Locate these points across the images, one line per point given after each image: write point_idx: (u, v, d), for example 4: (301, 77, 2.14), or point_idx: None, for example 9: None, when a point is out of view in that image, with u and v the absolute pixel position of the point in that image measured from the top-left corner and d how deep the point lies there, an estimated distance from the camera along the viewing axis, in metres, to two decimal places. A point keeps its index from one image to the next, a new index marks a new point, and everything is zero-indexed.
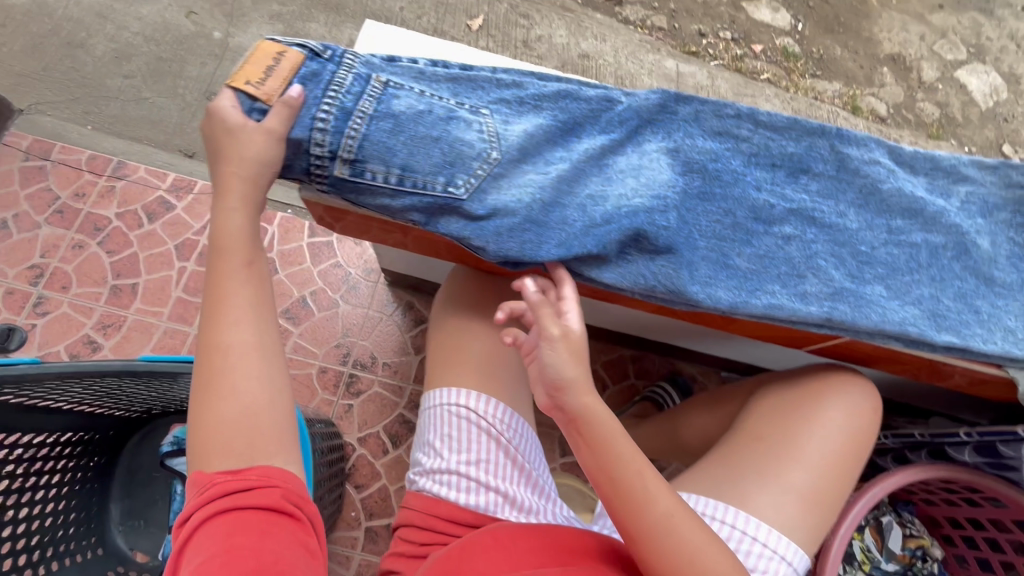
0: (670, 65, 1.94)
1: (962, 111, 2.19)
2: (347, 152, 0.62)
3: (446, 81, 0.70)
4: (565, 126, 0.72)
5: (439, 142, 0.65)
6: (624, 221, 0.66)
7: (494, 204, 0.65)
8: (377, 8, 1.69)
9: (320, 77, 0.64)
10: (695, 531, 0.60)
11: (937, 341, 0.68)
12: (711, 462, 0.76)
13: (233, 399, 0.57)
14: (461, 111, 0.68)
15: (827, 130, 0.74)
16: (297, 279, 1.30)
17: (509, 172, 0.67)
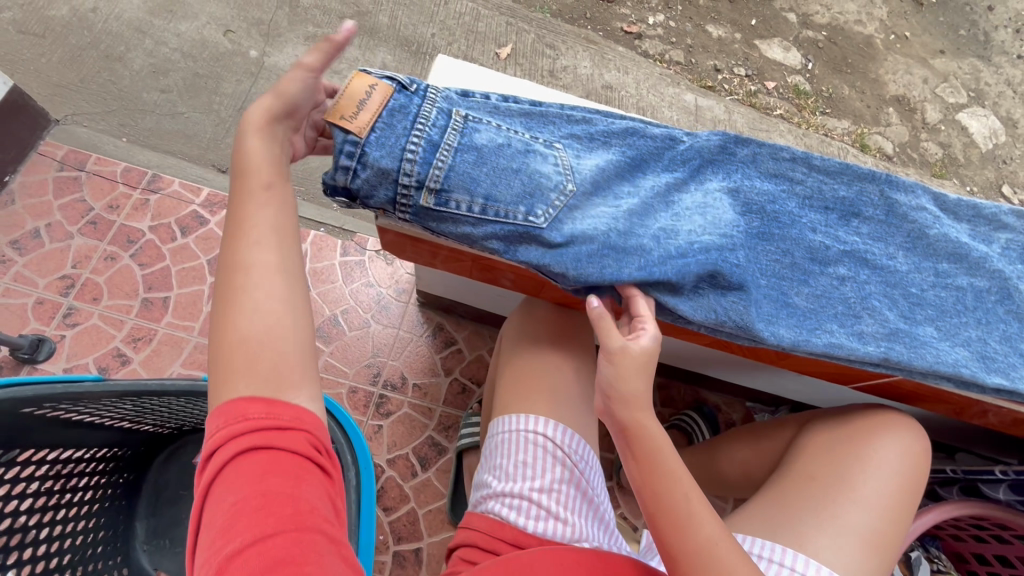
0: (688, 98, 2.00)
1: (964, 151, 2.27)
2: (434, 182, 0.64)
3: (520, 116, 0.72)
4: (633, 162, 0.74)
5: (519, 174, 0.67)
6: (696, 256, 0.68)
7: (572, 233, 0.67)
8: (409, 34, 1.74)
9: (407, 109, 0.66)
10: (740, 561, 0.58)
11: (988, 383, 0.70)
12: (767, 503, 0.77)
13: (254, 323, 0.56)
14: (537, 145, 0.70)
15: (878, 175, 0.77)
16: (329, 297, 1.31)
17: (584, 207, 0.70)
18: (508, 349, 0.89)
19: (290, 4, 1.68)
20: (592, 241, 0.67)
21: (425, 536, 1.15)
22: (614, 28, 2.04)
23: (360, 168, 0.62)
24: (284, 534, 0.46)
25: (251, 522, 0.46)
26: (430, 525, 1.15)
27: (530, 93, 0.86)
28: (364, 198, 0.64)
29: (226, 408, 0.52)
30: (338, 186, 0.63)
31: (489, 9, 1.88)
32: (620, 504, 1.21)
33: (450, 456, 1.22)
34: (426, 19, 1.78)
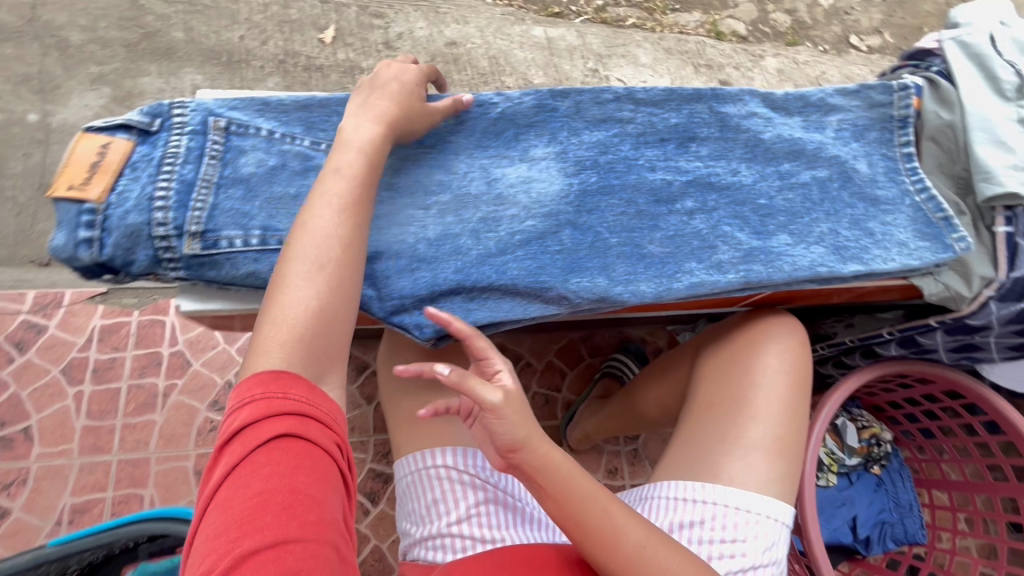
0: (538, 33, 1.89)
1: (809, 13, 2.32)
2: (195, 225, 0.55)
3: (297, 110, 0.63)
4: (436, 151, 0.67)
5: (299, 201, 0.59)
6: (518, 250, 0.64)
7: (376, 248, 0.62)
8: (214, 44, 1.53)
9: (150, 154, 0.57)
10: (671, 556, 0.61)
11: (846, 273, 0.71)
12: (677, 443, 0.80)
13: (309, 295, 0.53)
14: (319, 154, 0.62)
15: (703, 93, 0.74)
16: (216, 364, 1.20)
17: (389, 211, 0.63)
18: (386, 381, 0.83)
19: (57, 46, 1.44)
20: (401, 250, 0.62)
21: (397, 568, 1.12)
22: None
23: (105, 234, 0.53)
24: (303, 542, 0.44)
25: (274, 521, 0.44)
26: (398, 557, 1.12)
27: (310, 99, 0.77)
28: (126, 268, 0.55)
29: (267, 377, 0.50)
30: (87, 263, 0.53)
31: None
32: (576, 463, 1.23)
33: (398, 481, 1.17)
34: (228, 22, 1.56)
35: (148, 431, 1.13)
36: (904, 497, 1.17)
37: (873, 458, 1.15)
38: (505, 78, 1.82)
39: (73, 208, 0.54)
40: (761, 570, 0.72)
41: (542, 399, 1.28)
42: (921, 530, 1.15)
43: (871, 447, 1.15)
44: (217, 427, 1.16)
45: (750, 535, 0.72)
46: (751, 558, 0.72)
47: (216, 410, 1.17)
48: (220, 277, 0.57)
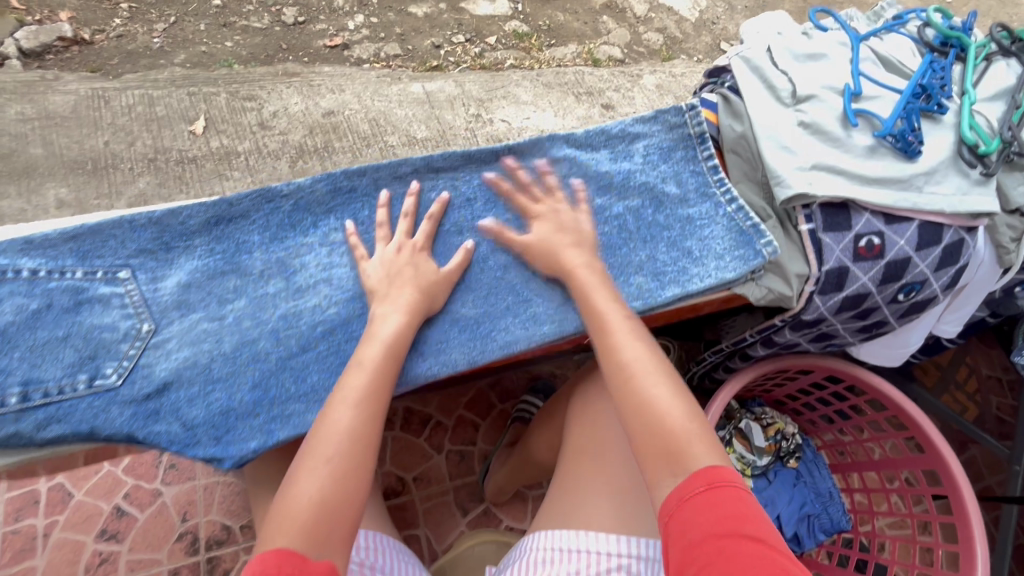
0: (416, 89, 1.92)
1: (678, 29, 2.49)
2: None
3: (67, 241, 0.61)
4: (229, 254, 0.66)
5: (69, 342, 0.58)
6: (320, 345, 0.64)
7: (163, 376, 0.59)
8: (77, 155, 1.50)
9: None
10: (660, 386, 0.60)
11: (663, 299, 0.73)
12: (553, 495, 0.82)
13: (324, 476, 0.53)
14: (95, 285, 0.61)
15: (501, 149, 0.77)
16: (101, 490, 1.13)
17: (178, 332, 0.62)
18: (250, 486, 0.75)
19: None
20: (192, 375, 0.60)
21: None
22: (317, 48, 1.99)
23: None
24: None
25: None
26: None
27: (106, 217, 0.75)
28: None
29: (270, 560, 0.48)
30: None
31: (162, 87, 1.68)
32: (502, 517, 1.21)
33: None
34: (90, 129, 1.55)
35: None
36: (824, 488, 1.15)
37: (783, 454, 1.15)
38: (389, 137, 1.83)
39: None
40: None
41: (457, 456, 1.25)
42: (846, 516, 1.13)
43: (778, 444, 1.15)
44: (108, 559, 1.08)
45: None
46: None
47: (105, 540, 1.09)
48: None
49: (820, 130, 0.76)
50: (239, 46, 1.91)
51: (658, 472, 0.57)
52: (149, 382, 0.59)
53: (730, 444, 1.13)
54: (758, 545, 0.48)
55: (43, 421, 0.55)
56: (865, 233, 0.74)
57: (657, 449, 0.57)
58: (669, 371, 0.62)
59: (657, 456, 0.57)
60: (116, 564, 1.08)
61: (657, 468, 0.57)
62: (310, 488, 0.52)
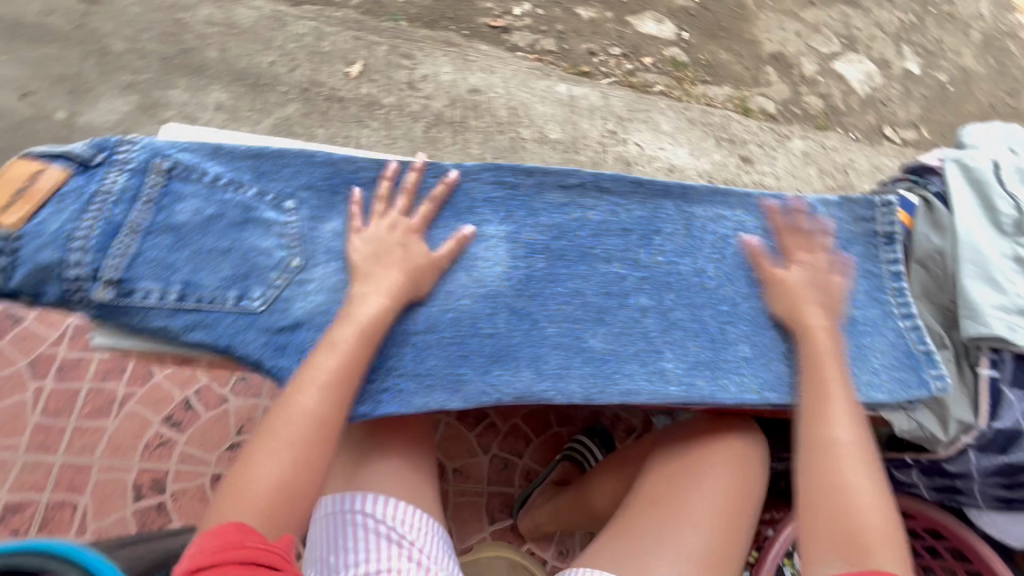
0: (561, 89, 1.91)
1: (843, 100, 2.33)
2: (113, 271, 0.55)
3: (250, 159, 0.63)
4: (384, 215, 0.66)
5: (229, 255, 0.60)
6: (446, 330, 0.63)
7: (299, 313, 0.60)
8: (244, 66, 1.60)
9: (84, 188, 0.56)
10: (864, 479, 0.57)
11: (801, 399, 0.67)
12: (612, 534, 0.76)
13: (275, 468, 0.53)
14: (263, 210, 0.62)
15: (672, 190, 0.72)
16: (178, 379, 1.19)
17: (321, 276, 0.62)
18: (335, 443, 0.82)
19: (98, 52, 1.52)
20: (322, 321, 0.60)
21: None
22: (478, 25, 2.01)
23: (18, 265, 0.53)
24: None
25: None
26: None
27: (277, 142, 0.78)
28: (38, 297, 0.55)
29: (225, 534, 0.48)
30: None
31: (334, 26, 1.76)
32: (526, 539, 1.17)
33: None
34: (262, 47, 1.64)
35: (96, 437, 1.13)
36: None
37: None
38: (522, 129, 1.83)
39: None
40: None
41: (500, 462, 1.23)
42: None
43: None
44: (165, 443, 1.14)
45: None
46: None
47: (168, 426, 1.16)
48: (127, 323, 0.56)
49: None
50: (409, 4, 1.94)
51: (827, 551, 0.55)
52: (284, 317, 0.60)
53: None
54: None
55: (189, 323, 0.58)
56: None
57: (837, 534, 0.55)
58: (876, 468, 0.59)
59: (833, 541, 0.55)
60: (171, 451, 1.14)
61: (829, 552, 0.54)
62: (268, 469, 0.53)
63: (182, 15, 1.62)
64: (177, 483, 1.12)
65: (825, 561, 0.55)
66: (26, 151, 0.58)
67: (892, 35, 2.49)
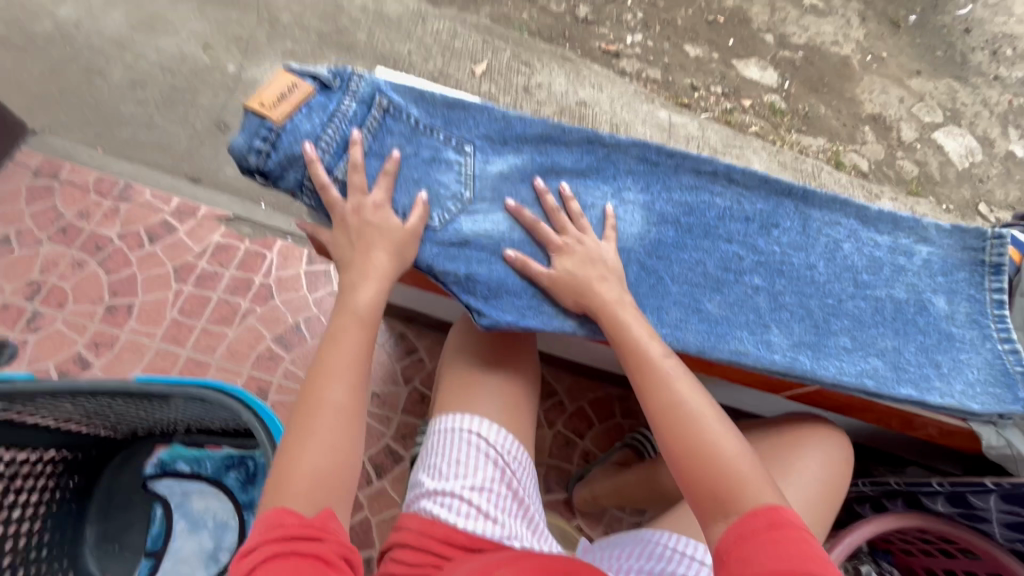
0: (662, 115, 2.02)
1: (939, 170, 2.32)
2: (341, 174, 0.69)
3: (443, 107, 0.75)
4: (543, 169, 0.77)
5: (419, 184, 0.72)
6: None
7: (468, 232, 0.71)
8: (386, 51, 1.80)
9: (327, 107, 0.70)
10: (722, 437, 0.63)
11: (895, 393, 0.73)
12: (695, 510, 0.80)
13: (326, 406, 0.64)
14: (449, 149, 0.74)
15: (795, 191, 0.80)
16: (292, 305, 1.33)
17: (487, 208, 0.73)
18: (449, 360, 0.91)
19: (270, 21, 1.74)
20: (486, 242, 0.72)
21: (377, 546, 1.14)
22: (592, 47, 2.13)
23: (273, 151, 0.67)
24: None
25: None
26: (382, 535, 1.15)
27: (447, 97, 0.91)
28: (276, 179, 0.68)
29: (269, 515, 0.57)
30: (252, 167, 0.67)
31: (466, 28, 1.94)
32: (576, 515, 1.23)
33: (406, 464, 1.21)
34: (403, 37, 1.84)
35: (217, 340, 1.28)
36: None
37: None
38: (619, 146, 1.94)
39: (256, 122, 0.67)
40: None
41: (563, 439, 1.29)
42: None
43: None
44: (273, 357, 1.28)
45: None
46: None
47: (277, 343, 1.29)
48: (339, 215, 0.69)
49: None
50: (532, 20, 2.08)
51: (707, 506, 0.61)
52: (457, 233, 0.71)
53: None
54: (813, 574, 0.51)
55: None
56: None
57: (705, 494, 0.61)
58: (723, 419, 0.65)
59: (709, 496, 0.61)
60: (277, 365, 1.27)
61: (712, 513, 0.60)
62: (339, 394, 0.65)
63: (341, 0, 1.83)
64: (278, 394, 1.25)
65: (714, 521, 0.60)
66: (284, 66, 0.71)
67: (999, 115, 2.47)
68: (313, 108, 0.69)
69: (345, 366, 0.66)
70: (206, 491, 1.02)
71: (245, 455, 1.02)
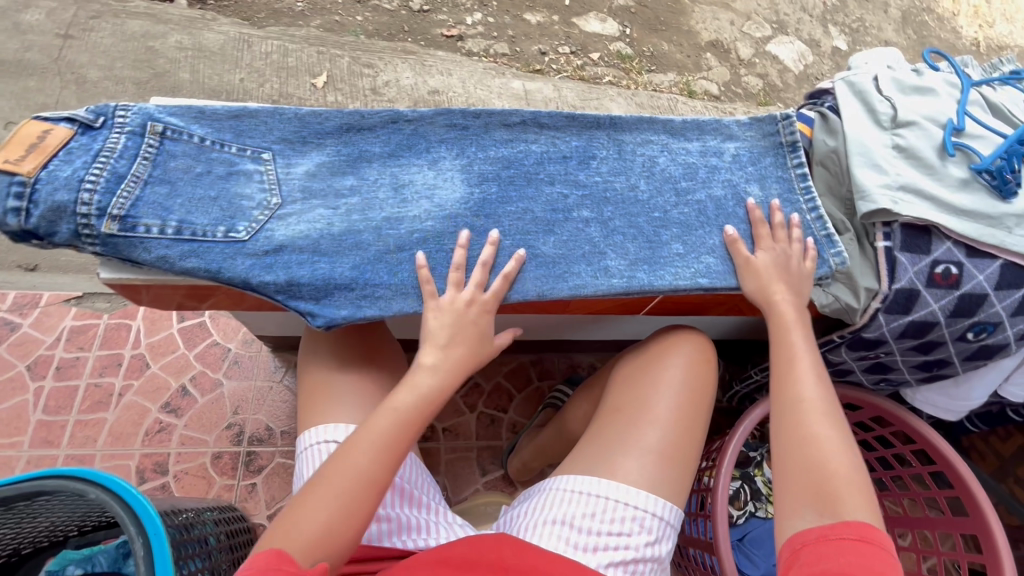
0: (516, 85, 2.05)
1: (780, 78, 2.51)
2: (117, 210, 0.63)
3: (229, 120, 0.72)
4: (351, 158, 0.76)
5: (218, 201, 0.68)
6: (414, 248, 0.72)
7: (281, 240, 0.69)
8: (215, 85, 1.71)
9: (90, 146, 0.65)
10: (835, 441, 0.67)
11: (729, 283, 0.78)
12: (583, 445, 0.82)
13: (354, 471, 0.62)
14: (244, 161, 0.71)
15: (602, 122, 0.83)
16: (173, 368, 1.25)
17: (299, 211, 0.71)
18: (306, 372, 0.85)
19: (76, 81, 1.63)
20: (303, 245, 0.69)
21: None
22: (434, 35, 2.11)
23: (33, 206, 0.60)
24: None
25: None
26: None
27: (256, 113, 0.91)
28: (49, 237, 0.62)
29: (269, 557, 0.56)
30: (14, 229, 0.61)
31: (297, 43, 1.87)
32: (516, 486, 1.24)
33: None
34: (231, 66, 1.75)
35: (97, 428, 1.17)
36: None
37: None
38: None
39: (4, 180, 0.61)
40: (642, 565, 0.75)
41: (487, 419, 1.30)
42: None
43: None
44: (165, 428, 1.19)
45: (638, 531, 0.74)
46: (634, 550, 0.74)
47: (166, 412, 1.21)
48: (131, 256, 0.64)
49: (916, 155, 0.78)
50: (366, 20, 2.04)
51: (796, 499, 0.65)
52: (270, 243, 0.68)
53: (758, 466, 1.16)
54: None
55: (183, 253, 0.65)
56: (943, 260, 0.76)
57: (806, 490, 0.65)
58: (841, 426, 0.69)
59: (805, 495, 0.65)
60: (171, 435, 1.19)
61: (807, 506, 0.64)
62: (369, 463, 0.63)
63: (153, 43, 1.73)
64: (179, 464, 1.17)
65: (800, 515, 0.64)
66: (32, 115, 0.65)
67: (818, 17, 2.70)
68: (71, 151, 0.64)
69: (378, 445, 0.64)
70: None
71: None
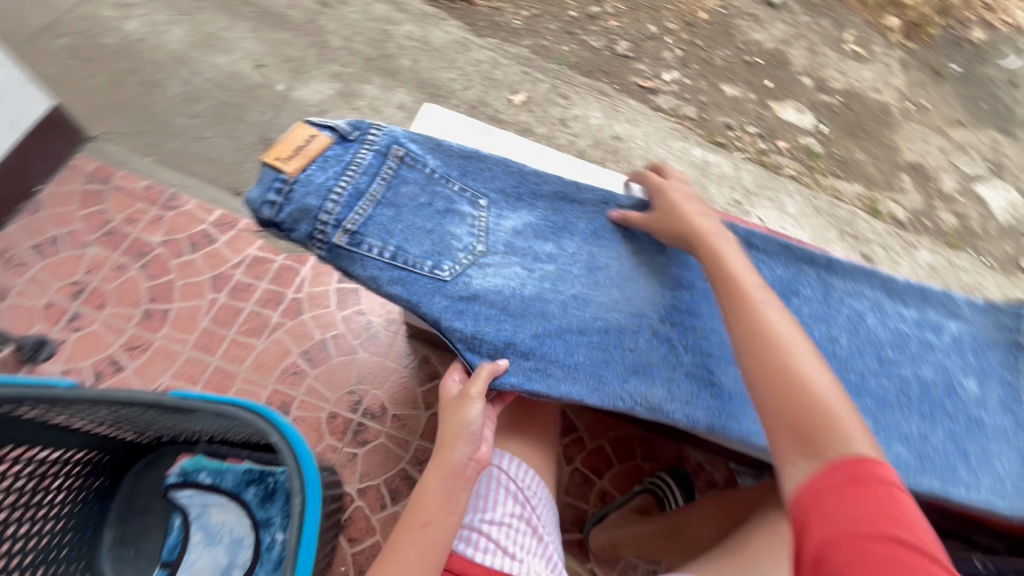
0: (696, 153, 2.03)
1: (980, 223, 2.25)
2: (350, 224, 0.73)
3: (459, 159, 0.83)
4: (554, 227, 0.86)
5: (430, 234, 0.78)
6: (593, 336, 0.82)
7: (476, 288, 0.79)
8: (428, 77, 1.84)
9: (342, 157, 0.75)
10: (813, 365, 0.61)
11: None
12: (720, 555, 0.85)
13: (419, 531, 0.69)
14: (461, 201, 0.81)
15: (814, 261, 0.85)
16: (321, 321, 1.35)
17: (496, 263, 0.81)
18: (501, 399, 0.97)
19: (319, 44, 1.81)
20: (492, 298, 0.79)
21: None
22: (629, 82, 2.13)
23: (286, 203, 0.72)
24: None
25: None
26: None
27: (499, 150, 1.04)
28: (289, 230, 0.73)
29: None
30: (264, 217, 0.72)
31: (508, 58, 1.98)
32: (590, 558, 1.19)
33: None
34: (445, 65, 1.89)
35: (245, 351, 1.30)
36: None
37: None
38: None
39: (273, 175, 0.73)
40: None
41: (580, 477, 1.27)
42: None
43: None
44: (298, 372, 1.29)
45: None
46: None
47: (303, 358, 1.31)
48: (349, 265, 0.75)
49: None
50: (572, 53, 2.11)
51: (788, 443, 0.58)
52: (467, 288, 0.78)
53: None
54: (910, 554, 0.48)
55: (392, 278, 0.76)
56: None
57: (792, 425, 0.58)
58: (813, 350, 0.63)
59: (788, 432, 0.58)
60: (301, 381, 1.28)
61: (790, 448, 0.57)
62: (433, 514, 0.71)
63: (389, 27, 1.90)
64: (300, 411, 1.25)
65: (788, 458, 0.57)
66: (304, 119, 0.77)
67: None
68: (326, 159, 0.76)
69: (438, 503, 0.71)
70: (225, 506, 1.04)
71: (266, 472, 1.05)
